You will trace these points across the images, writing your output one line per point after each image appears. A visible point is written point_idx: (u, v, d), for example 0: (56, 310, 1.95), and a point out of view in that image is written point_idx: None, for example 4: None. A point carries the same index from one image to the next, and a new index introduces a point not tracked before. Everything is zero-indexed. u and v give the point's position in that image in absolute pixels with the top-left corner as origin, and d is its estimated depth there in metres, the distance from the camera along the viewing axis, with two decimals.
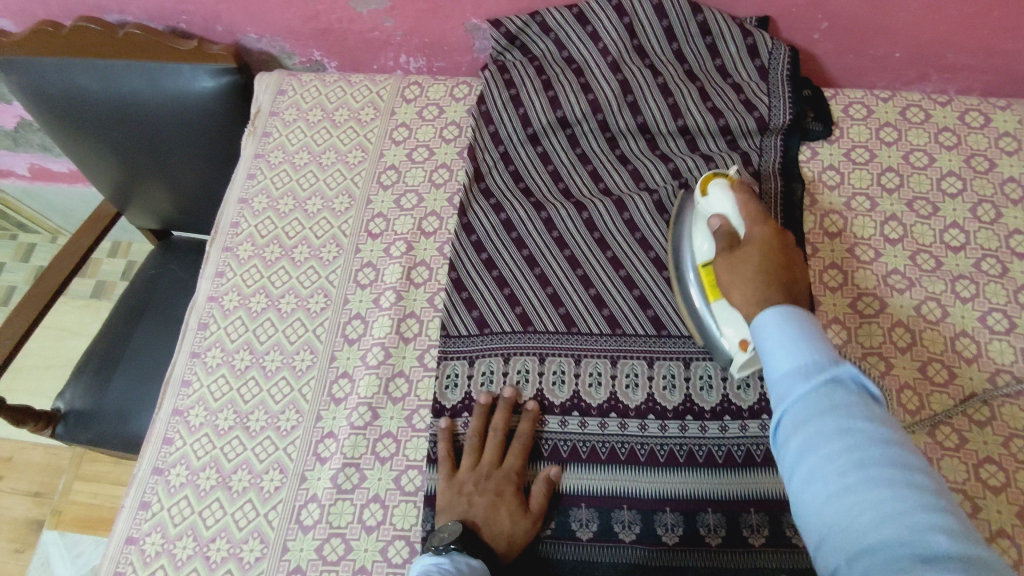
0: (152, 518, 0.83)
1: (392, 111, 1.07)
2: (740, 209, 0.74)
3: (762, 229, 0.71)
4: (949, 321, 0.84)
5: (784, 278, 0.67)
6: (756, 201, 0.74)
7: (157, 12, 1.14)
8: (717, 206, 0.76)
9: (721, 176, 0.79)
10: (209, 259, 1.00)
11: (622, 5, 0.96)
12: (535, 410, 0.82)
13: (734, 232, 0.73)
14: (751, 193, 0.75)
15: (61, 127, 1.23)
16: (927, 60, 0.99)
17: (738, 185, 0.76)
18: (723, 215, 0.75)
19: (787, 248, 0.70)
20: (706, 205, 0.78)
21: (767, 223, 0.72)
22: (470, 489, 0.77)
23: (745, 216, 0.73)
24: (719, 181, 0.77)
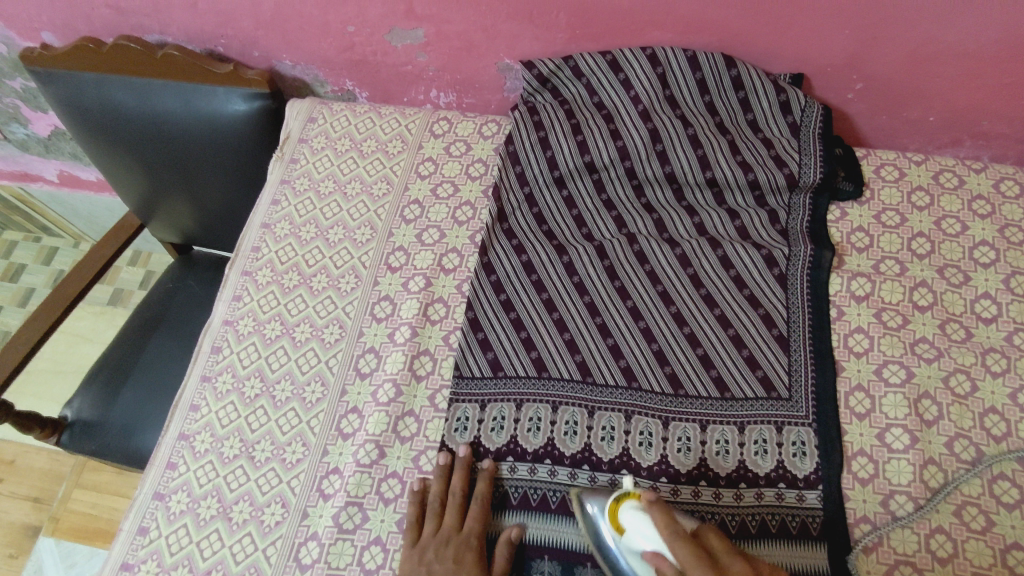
0: (149, 544, 0.82)
1: (420, 145, 1.08)
2: (672, 550, 0.62)
3: (709, 569, 0.59)
4: (978, 397, 0.81)
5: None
6: (681, 529, 0.63)
7: (196, 34, 1.16)
8: (642, 543, 0.66)
9: (629, 503, 0.69)
10: (228, 282, 1.00)
11: (656, 54, 0.96)
12: (490, 469, 0.80)
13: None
14: (674, 522, 0.64)
15: (95, 141, 1.25)
16: (962, 126, 0.98)
17: (662, 519, 0.64)
18: (658, 561, 0.63)
19: (733, 569, 0.60)
20: (625, 540, 0.68)
21: (707, 552, 0.61)
22: (430, 558, 0.74)
23: (681, 555, 0.61)
24: (628, 510, 0.68)
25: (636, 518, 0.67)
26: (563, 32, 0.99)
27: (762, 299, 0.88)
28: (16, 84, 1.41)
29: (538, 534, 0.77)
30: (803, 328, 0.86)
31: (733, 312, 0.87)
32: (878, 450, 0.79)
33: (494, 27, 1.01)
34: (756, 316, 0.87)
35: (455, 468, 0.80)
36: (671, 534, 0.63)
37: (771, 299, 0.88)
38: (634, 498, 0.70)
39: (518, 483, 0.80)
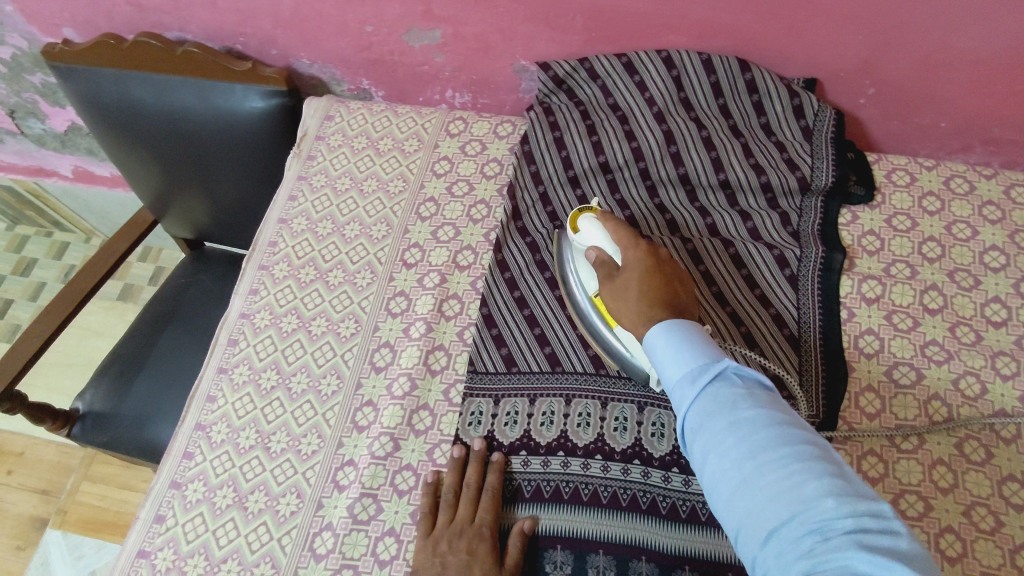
0: (165, 532, 0.83)
1: (436, 144, 1.09)
2: (614, 244, 0.80)
3: (637, 252, 0.78)
4: (987, 399, 0.82)
5: (669, 284, 0.76)
6: (624, 226, 0.81)
7: (216, 32, 1.18)
8: (592, 240, 0.82)
9: (585, 211, 0.86)
10: (245, 276, 1.01)
11: (671, 57, 0.97)
12: (501, 462, 0.81)
13: (612, 265, 0.80)
14: (618, 221, 0.82)
15: (112, 135, 1.26)
16: (973, 133, 0.99)
17: (606, 220, 0.82)
18: (600, 255, 0.80)
19: (659, 252, 0.79)
20: (580, 237, 0.84)
21: (638, 243, 0.79)
22: (444, 549, 0.75)
23: (619, 244, 0.80)
24: (589, 218, 0.83)
25: (591, 224, 0.82)
26: (579, 34, 1.00)
27: (774, 299, 0.89)
28: (35, 80, 1.42)
29: (549, 525, 0.77)
30: (814, 329, 0.87)
31: (745, 312, 0.88)
32: (887, 450, 0.79)
33: (511, 29, 1.02)
34: (768, 316, 0.88)
35: (469, 461, 0.81)
36: (615, 235, 0.80)
37: (782, 299, 0.89)
38: (593, 211, 0.86)
39: (531, 476, 0.81)
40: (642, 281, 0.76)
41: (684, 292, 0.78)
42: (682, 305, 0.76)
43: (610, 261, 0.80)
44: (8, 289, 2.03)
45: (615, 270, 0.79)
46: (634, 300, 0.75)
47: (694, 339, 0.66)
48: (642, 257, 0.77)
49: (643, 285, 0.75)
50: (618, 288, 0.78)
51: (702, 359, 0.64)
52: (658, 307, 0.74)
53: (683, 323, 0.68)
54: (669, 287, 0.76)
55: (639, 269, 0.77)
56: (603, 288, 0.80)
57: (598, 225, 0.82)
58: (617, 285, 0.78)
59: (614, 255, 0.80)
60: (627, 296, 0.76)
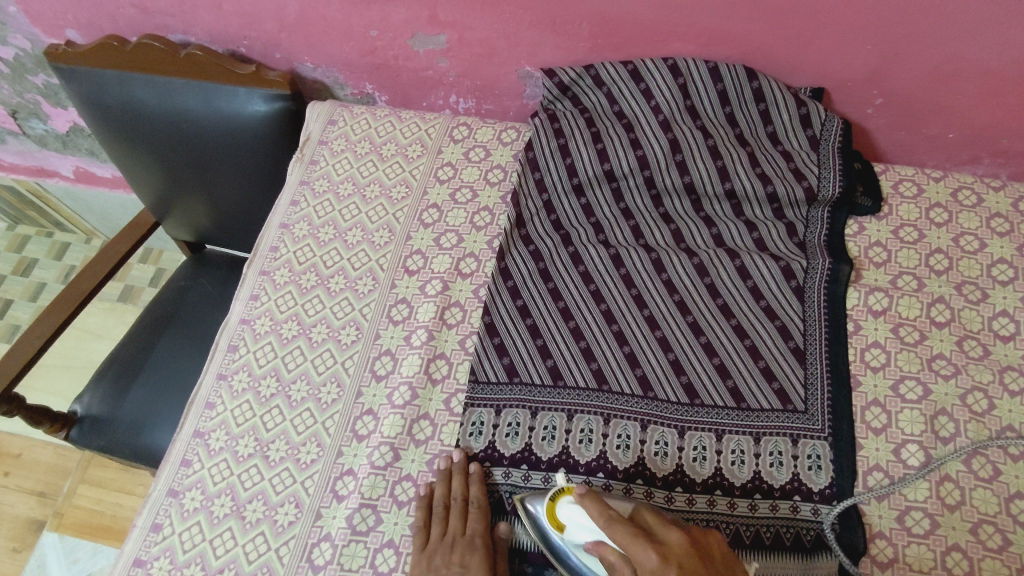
0: (162, 541, 0.82)
1: (440, 149, 1.08)
2: (597, 523, 0.63)
3: (631, 530, 0.59)
4: (995, 415, 0.81)
5: (695, 556, 0.55)
6: (607, 506, 0.64)
7: (220, 35, 1.17)
8: (584, 533, 0.68)
9: (562, 496, 0.72)
10: (246, 281, 1.00)
11: (677, 65, 0.96)
12: (479, 473, 0.80)
13: (621, 573, 0.59)
14: (603, 502, 0.65)
15: (114, 137, 1.26)
16: (982, 144, 0.98)
17: (588, 498, 0.65)
18: (602, 548, 0.62)
19: (664, 523, 0.60)
20: (568, 535, 0.70)
21: (639, 530, 0.59)
22: (437, 563, 0.74)
23: (613, 535, 0.60)
24: (567, 505, 0.71)
25: (571, 510, 0.70)
26: (586, 41, 0.99)
27: (779, 311, 0.88)
28: (37, 80, 1.42)
29: (536, 539, 0.78)
30: (819, 341, 0.86)
31: (750, 323, 0.88)
32: (893, 466, 0.78)
33: (517, 35, 1.01)
34: (773, 328, 0.87)
35: (455, 473, 0.80)
36: (594, 513, 0.63)
37: (788, 311, 0.88)
38: (567, 491, 0.73)
39: (529, 491, 0.80)
40: (660, 566, 0.55)
41: (714, 562, 0.56)
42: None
43: (615, 563, 0.60)
44: (7, 289, 2.02)
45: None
46: None
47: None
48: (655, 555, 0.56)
49: None
50: None
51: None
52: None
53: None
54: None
55: (658, 568, 0.55)
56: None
57: (582, 516, 0.69)
58: None
59: (617, 551, 0.60)
60: None
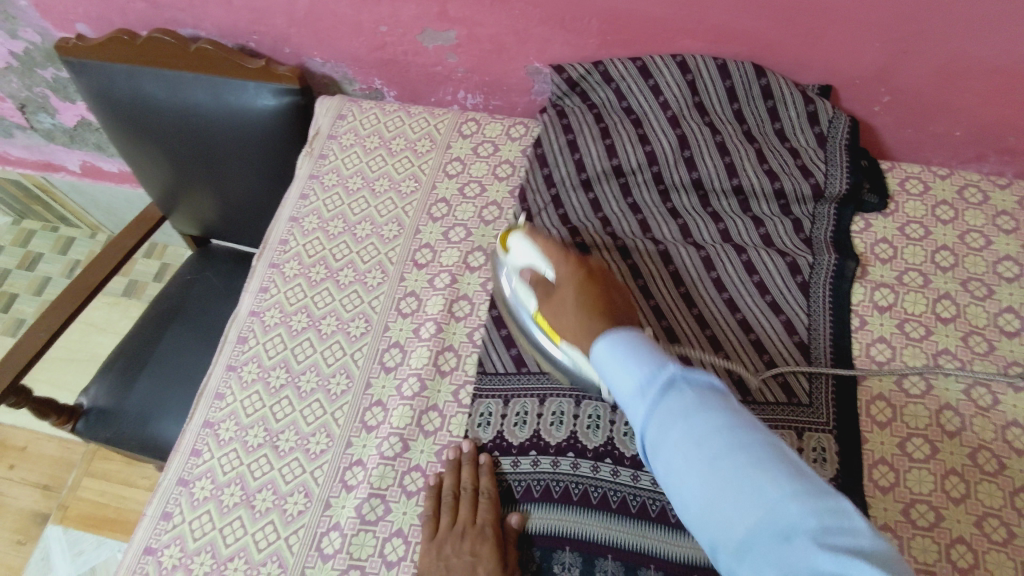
0: (172, 529, 0.82)
1: (448, 144, 1.09)
2: (547, 262, 0.79)
3: (566, 266, 0.76)
4: (1000, 410, 0.81)
5: (608, 299, 0.72)
6: (557, 244, 0.80)
7: (230, 30, 1.18)
8: (523, 259, 0.82)
9: (516, 230, 0.85)
10: (255, 273, 1.01)
11: (687, 62, 0.97)
12: (490, 464, 0.81)
13: (547, 287, 0.78)
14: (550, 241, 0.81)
15: (124, 130, 1.26)
16: (987, 142, 0.99)
17: (541, 242, 0.81)
18: (535, 275, 0.80)
19: (595, 267, 0.76)
20: (513, 258, 0.84)
21: (570, 257, 0.77)
22: (448, 552, 0.75)
23: (551, 262, 0.78)
24: (517, 237, 0.83)
25: (519, 241, 0.83)
26: (595, 37, 1.00)
27: (785, 306, 0.88)
28: (46, 74, 1.43)
29: (545, 525, 0.77)
30: (824, 336, 0.87)
31: (756, 318, 0.88)
32: (899, 460, 0.79)
33: (526, 31, 1.02)
34: (779, 323, 0.87)
35: (464, 463, 0.81)
36: (545, 252, 0.79)
37: (793, 306, 0.88)
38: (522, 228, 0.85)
39: (540, 476, 0.80)
40: (575, 293, 0.73)
41: (623, 300, 0.74)
42: (627, 322, 0.70)
43: (545, 283, 0.79)
44: (13, 283, 2.03)
45: (552, 287, 0.77)
46: (570, 310, 0.73)
47: (642, 346, 0.61)
48: (574, 274, 0.75)
49: (578, 307, 0.72)
50: (554, 302, 0.76)
51: (650, 366, 0.58)
52: (598, 319, 0.69)
53: (628, 333, 0.63)
54: (608, 296, 0.73)
55: (575, 293, 0.73)
56: (544, 309, 0.78)
57: (528, 244, 0.82)
58: (552, 300, 0.76)
59: (547, 273, 0.79)
60: (564, 309, 0.73)
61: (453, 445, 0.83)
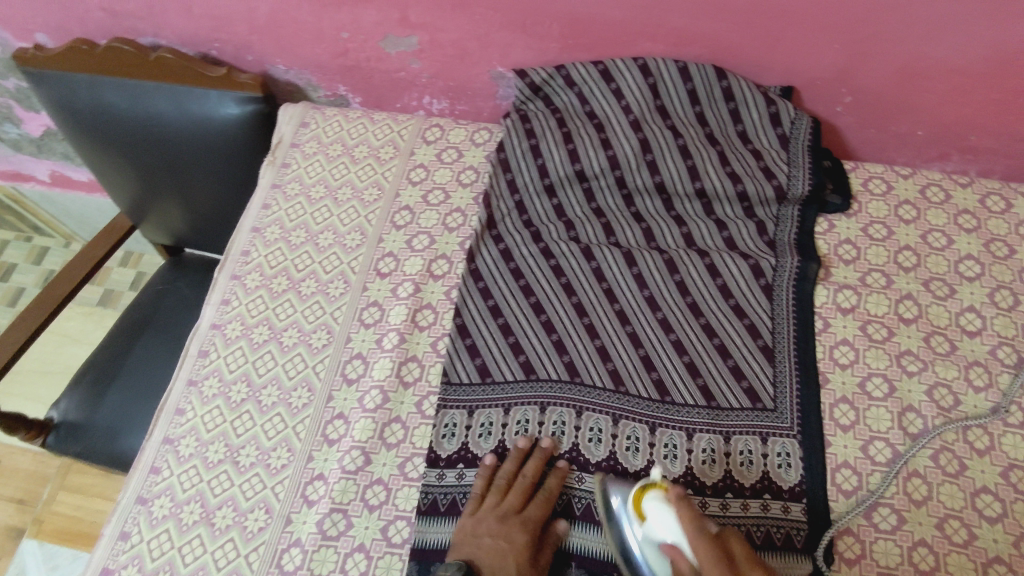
0: (130, 549, 0.81)
1: (412, 151, 1.08)
2: (687, 539, 0.63)
3: (711, 555, 0.59)
4: (961, 410, 0.81)
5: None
6: (693, 510, 0.64)
7: (190, 38, 1.16)
8: (660, 531, 0.66)
9: (655, 493, 0.69)
10: (216, 285, 1.00)
11: (647, 65, 0.96)
12: (565, 470, 0.80)
13: (687, 573, 0.61)
14: (695, 512, 0.64)
15: (87, 142, 1.24)
16: (950, 141, 0.99)
17: (680, 505, 0.65)
18: (673, 553, 0.63)
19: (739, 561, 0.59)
20: (647, 527, 0.68)
21: (728, 563, 0.58)
22: (482, 531, 0.75)
23: (699, 559, 0.60)
24: (654, 500, 0.68)
25: (658, 508, 0.67)
26: (555, 42, 0.99)
27: (748, 308, 0.88)
28: (8, 84, 1.40)
29: None
30: (788, 339, 0.86)
31: (719, 321, 0.88)
32: (862, 463, 0.79)
33: (487, 36, 1.01)
34: (742, 327, 0.87)
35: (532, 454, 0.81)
36: (688, 528, 0.62)
37: (756, 308, 0.88)
38: (665, 489, 0.70)
39: None
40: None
41: None
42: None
43: (686, 570, 0.61)
44: None
45: None
46: None
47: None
48: None
49: None
50: None
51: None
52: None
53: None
54: None
55: None
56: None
57: (675, 518, 0.65)
58: None
59: (693, 562, 0.61)
60: None
61: (460, 468, 0.82)
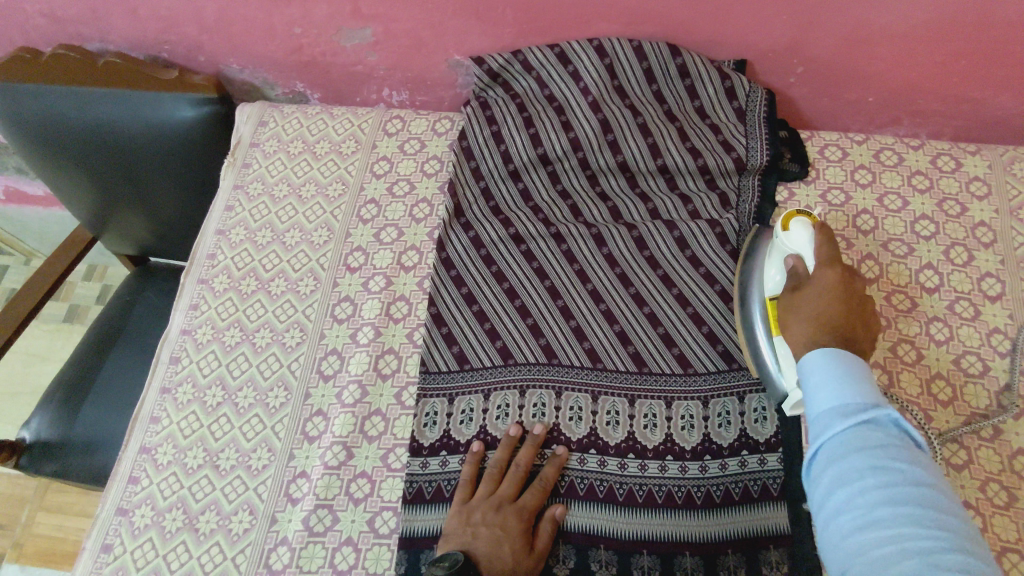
0: (114, 561, 0.80)
1: (374, 144, 1.07)
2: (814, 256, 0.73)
3: (833, 273, 0.70)
4: (923, 364, 0.84)
5: (854, 314, 0.69)
6: (834, 249, 0.73)
7: (139, 41, 1.14)
8: (793, 243, 0.76)
9: (802, 215, 0.78)
10: (184, 291, 0.98)
11: (602, 46, 0.97)
12: (562, 457, 0.80)
13: (799, 277, 0.74)
14: (831, 241, 0.74)
15: (38, 154, 1.19)
16: (901, 105, 1.02)
17: (820, 237, 0.74)
18: (797, 263, 0.74)
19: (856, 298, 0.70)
20: (784, 239, 0.77)
21: (835, 265, 0.71)
22: (478, 520, 0.75)
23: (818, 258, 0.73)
24: (800, 220, 0.76)
25: (801, 228, 0.75)
26: (510, 27, 0.99)
27: (718, 276, 0.90)
28: None
29: None
30: None
31: (691, 292, 0.89)
32: None
33: (442, 24, 1.01)
34: (712, 295, 0.89)
35: (524, 442, 0.81)
36: (819, 270, 0.71)
37: (726, 277, 0.90)
38: (809, 216, 0.78)
39: None
40: (826, 301, 0.69)
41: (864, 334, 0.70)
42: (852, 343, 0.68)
43: (800, 272, 0.74)
44: None
45: (800, 281, 0.73)
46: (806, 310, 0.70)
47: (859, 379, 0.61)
48: (836, 279, 0.70)
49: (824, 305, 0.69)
50: (797, 295, 0.72)
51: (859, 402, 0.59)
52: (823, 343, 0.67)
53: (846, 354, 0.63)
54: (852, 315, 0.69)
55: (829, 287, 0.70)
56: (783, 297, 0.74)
57: (809, 235, 0.75)
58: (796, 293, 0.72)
59: (808, 265, 0.73)
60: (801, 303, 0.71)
61: (444, 455, 0.82)
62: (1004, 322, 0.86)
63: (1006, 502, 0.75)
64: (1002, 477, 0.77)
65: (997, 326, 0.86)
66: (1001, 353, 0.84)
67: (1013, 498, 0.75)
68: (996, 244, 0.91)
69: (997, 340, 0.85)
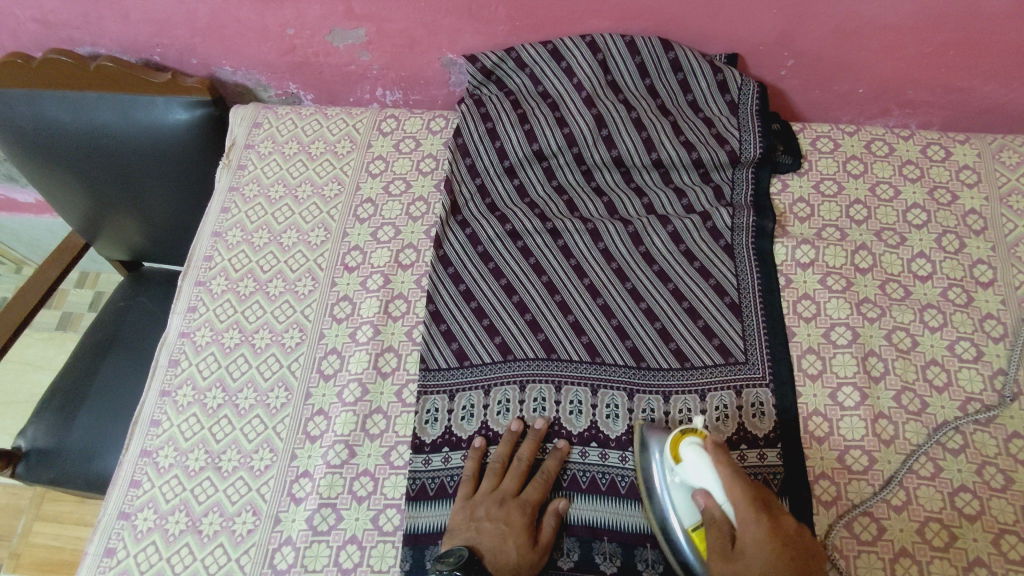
0: (118, 565, 0.80)
1: (369, 143, 1.08)
2: (724, 490, 0.66)
3: (757, 525, 0.62)
4: (919, 350, 0.85)
5: (797, 559, 0.61)
6: (738, 473, 0.66)
7: (131, 45, 1.14)
8: (697, 478, 0.68)
9: (693, 437, 0.71)
10: (181, 294, 0.98)
11: (595, 42, 0.98)
12: (564, 450, 0.81)
13: (726, 532, 0.64)
14: (733, 469, 0.67)
15: (31, 162, 1.19)
16: (890, 96, 1.03)
17: (720, 462, 0.67)
18: (710, 503, 0.66)
19: (789, 532, 0.63)
20: (683, 471, 0.70)
21: (757, 509, 0.63)
22: (481, 516, 0.76)
23: (734, 499, 0.64)
24: (693, 444, 0.70)
25: (696, 452, 0.69)
26: (504, 24, 1.00)
27: (713, 269, 0.91)
28: None
29: None
30: (754, 297, 0.89)
31: (687, 286, 0.90)
32: (832, 410, 0.82)
33: (435, 23, 1.01)
34: (708, 287, 0.90)
35: (526, 437, 0.82)
36: (721, 470, 0.66)
37: (720, 269, 0.91)
38: (699, 434, 0.72)
39: None
40: (767, 560, 0.60)
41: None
42: None
43: (720, 518, 0.65)
44: None
45: (729, 544, 0.63)
46: None
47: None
48: (767, 530, 0.62)
49: (766, 569, 0.60)
50: (731, 566, 0.62)
51: None
52: None
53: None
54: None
55: (758, 540, 0.61)
56: (713, 564, 0.64)
57: (709, 466, 0.68)
58: (730, 563, 0.62)
59: (726, 509, 0.66)
60: None
61: (446, 451, 0.82)
62: (997, 308, 0.87)
63: (1003, 485, 0.76)
64: (999, 461, 0.78)
65: (990, 312, 0.87)
66: (994, 339, 0.85)
67: (1010, 481, 0.76)
68: (987, 231, 0.93)
69: (990, 326, 0.86)
